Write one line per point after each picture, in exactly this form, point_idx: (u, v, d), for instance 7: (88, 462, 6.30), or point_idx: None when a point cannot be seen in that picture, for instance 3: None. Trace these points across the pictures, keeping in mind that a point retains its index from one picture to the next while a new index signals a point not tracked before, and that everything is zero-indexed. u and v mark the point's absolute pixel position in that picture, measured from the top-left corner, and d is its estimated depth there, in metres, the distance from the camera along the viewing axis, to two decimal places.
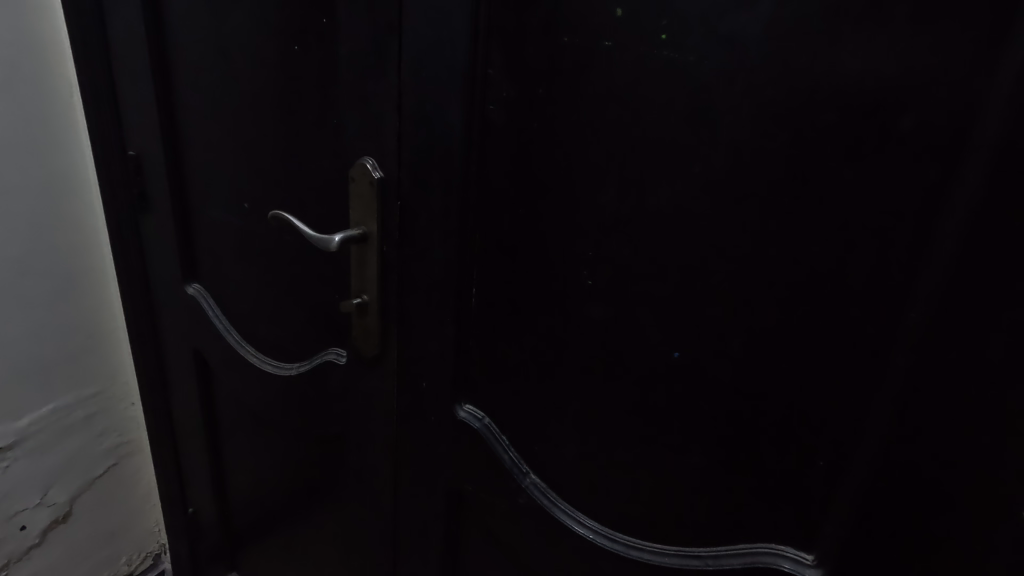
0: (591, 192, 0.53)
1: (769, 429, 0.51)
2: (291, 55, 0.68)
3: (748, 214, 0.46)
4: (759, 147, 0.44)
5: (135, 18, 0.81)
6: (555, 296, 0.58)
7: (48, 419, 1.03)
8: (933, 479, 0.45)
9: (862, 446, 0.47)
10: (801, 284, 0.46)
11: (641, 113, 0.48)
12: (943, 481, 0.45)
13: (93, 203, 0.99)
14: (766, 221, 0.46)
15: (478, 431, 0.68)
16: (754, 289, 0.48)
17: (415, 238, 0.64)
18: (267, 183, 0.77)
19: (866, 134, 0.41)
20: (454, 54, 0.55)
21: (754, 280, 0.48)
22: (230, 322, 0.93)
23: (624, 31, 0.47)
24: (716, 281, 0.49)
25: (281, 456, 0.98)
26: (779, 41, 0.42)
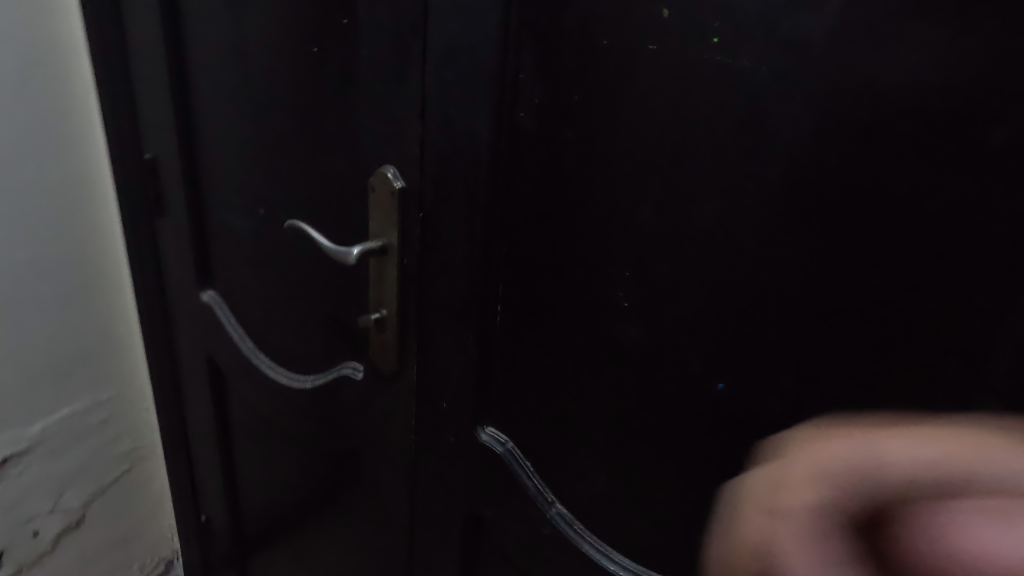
0: (630, 209, 0.49)
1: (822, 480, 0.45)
2: (311, 56, 0.65)
3: (806, 235, 0.42)
4: (822, 164, 0.40)
5: (152, 17, 0.79)
6: (588, 318, 0.54)
7: (62, 425, 1.02)
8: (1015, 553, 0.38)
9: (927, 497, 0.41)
10: (866, 314, 0.41)
11: (688, 122, 0.44)
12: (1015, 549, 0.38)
13: (109, 207, 0.97)
14: (826, 244, 0.41)
15: (501, 456, 0.64)
16: (811, 317, 0.43)
17: (438, 252, 0.61)
18: (284, 190, 0.74)
19: (951, 150, 0.36)
20: (482, 58, 0.51)
21: (810, 308, 0.43)
22: (244, 331, 0.90)
23: (671, 34, 0.43)
24: (768, 308, 0.45)
25: (295, 469, 0.95)
26: (851, 43, 0.37)
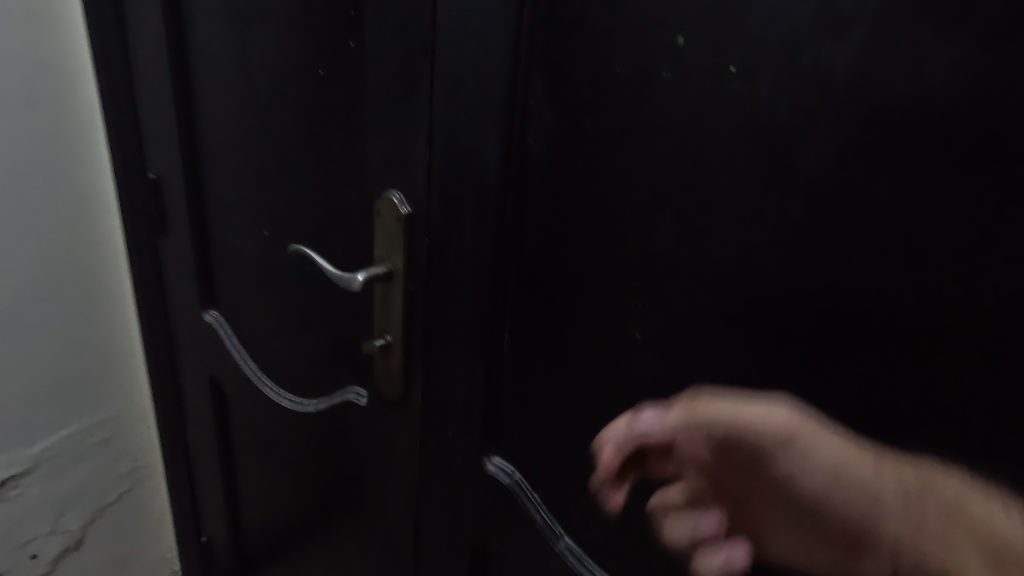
0: (643, 238, 0.48)
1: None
2: (316, 78, 0.64)
3: (827, 270, 0.40)
4: (844, 197, 0.38)
5: (158, 39, 0.79)
6: (599, 348, 0.53)
7: (62, 445, 1.00)
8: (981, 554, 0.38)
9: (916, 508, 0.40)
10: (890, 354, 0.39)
11: (703, 151, 0.43)
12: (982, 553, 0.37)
13: (112, 225, 0.96)
14: (850, 278, 0.39)
15: (508, 487, 0.63)
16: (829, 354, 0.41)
17: (444, 277, 0.59)
18: (288, 213, 0.73)
19: (984, 185, 0.34)
20: (492, 83, 0.50)
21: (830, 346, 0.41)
22: (247, 352, 0.89)
23: (686, 61, 0.42)
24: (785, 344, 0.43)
25: (296, 492, 0.93)
26: (874, 72, 0.36)
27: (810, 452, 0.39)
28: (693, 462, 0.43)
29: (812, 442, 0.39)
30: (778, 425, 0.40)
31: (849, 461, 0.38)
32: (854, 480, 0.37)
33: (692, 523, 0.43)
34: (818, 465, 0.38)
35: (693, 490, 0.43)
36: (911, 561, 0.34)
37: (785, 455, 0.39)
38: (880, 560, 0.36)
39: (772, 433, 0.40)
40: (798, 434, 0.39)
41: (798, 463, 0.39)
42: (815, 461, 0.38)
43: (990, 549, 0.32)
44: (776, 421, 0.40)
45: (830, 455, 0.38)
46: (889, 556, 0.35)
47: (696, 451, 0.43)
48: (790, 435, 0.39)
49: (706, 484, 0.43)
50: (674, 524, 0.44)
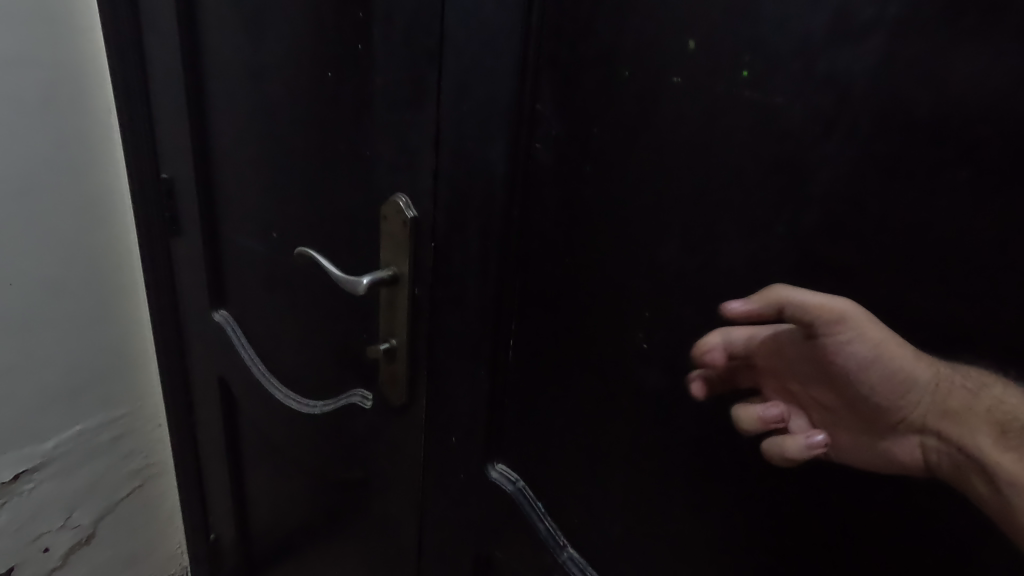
0: (651, 247, 0.46)
1: (834, 494, 0.42)
2: (325, 81, 0.64)
3: (842, 284, 0.39)
4: (858, 208, 0.37)
5: (171, 41, 0.79)
6: (605, 357, 0.52)
7: (74, 441, 1.01)
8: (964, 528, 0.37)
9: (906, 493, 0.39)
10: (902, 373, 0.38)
11: (712, 159, 0.42)
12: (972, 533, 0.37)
13: (126, 225, 0.97)
14: (867, 294, 0.38)
15: (511, 495, 0.62)
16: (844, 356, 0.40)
17: (450, 283, 0.59)
18: (296, 215, 0.73)
19: (1011, 201, 0.32)
20: (498, 87, 0.49)
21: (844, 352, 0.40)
22: (255, 352, 0.89)
23: (696, 66, 0.41)
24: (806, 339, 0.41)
25: (302, 494, 0.93)
26: (892, 79, 0.34)
27: (854, 338, 0.39)
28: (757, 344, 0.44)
29: (862, 327, 0.38)
30: (830, 313, 0.39)
31: (893, 346, 0.38)
32: (892, 363, 0.38)
33: (761, 404, 0.45)
34: (859, 347, 0.39)
35: (760, 367, 0.45)
36: (934, 434, 0.38)
37: (831, 338, 0.40)
38: (905, 438, 0.39)
39: (824, 319, 0.40)
40: (849, 320, 0.39)
41: (841, 345, 0.40)
42: (858, 344, 0.39)
43: (999, 422, 0.35)
44: (829, 308, 0.39)
45: (873, 341, 0.38)
46: (914, 431, 0.38)
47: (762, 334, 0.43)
48: (840, 322, 0.39)
49: (771, 360, 0.44)
50: (743, 406, 0.46)
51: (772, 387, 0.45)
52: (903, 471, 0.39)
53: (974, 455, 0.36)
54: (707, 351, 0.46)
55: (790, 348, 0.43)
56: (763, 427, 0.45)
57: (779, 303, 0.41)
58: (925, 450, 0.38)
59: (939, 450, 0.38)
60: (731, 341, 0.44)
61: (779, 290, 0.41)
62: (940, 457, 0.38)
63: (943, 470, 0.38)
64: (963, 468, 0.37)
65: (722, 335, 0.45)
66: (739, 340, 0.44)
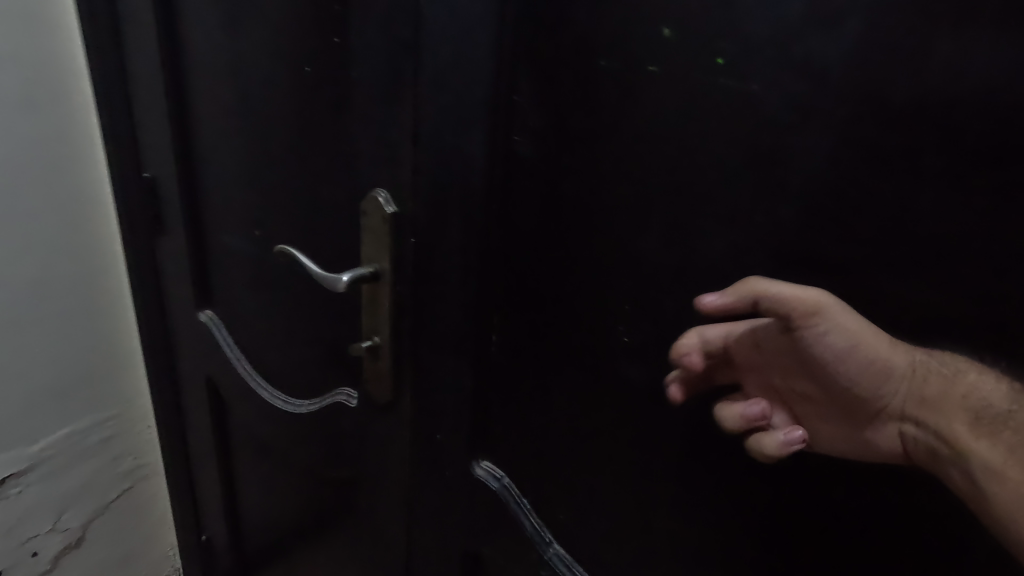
0: (631, 240, 0.46)
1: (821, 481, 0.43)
2: (303, 75, 0.63)
3: (820, 275, 0.38)
4: (836, 197, 0.36)
5: (150, 38, 0.78)
6: (588, 352, 0.51)
7: (62, 444, 1.00)
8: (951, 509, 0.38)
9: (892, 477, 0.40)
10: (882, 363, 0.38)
11: (690, 150, 0.41)
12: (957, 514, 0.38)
13: (109, 224, 0.96)
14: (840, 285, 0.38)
15: (496, 492, 0.62)
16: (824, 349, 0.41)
17: (431, 280, 0.58)
18: (277, 213, 0.72)
19: (991, 185, 0.32)
20: (475, 79, 0.49)
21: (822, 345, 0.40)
22: (241, 352, 0.88)
23: (672, 54, 0.40)
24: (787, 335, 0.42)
25: (291, 494, 0.92)
26: (867, 66, 0.34)
27: (830, 331, 0.39)
28: (737, 339, 0.44)
29: (838, 319, 0.38)
30: (806, 304, 0.39)
31: (871, 337, 0.38)
32: (871, 353, 0.38)
33: (743, 402, 0.44)
34: (835, 340, 0.39)
35: (740, 363, 0.45)
36: (912, 421, 0.39)
37: (806, 329, 0.39)
38: (884, 426, 0.39)
39: (798, 312, 0.39)
40: (826, 311, 0.38)
41: (817, 337, 0.39)
42: (834, 336, 0.39)
43: (974, 410, 0.36)
44: (806, 300, 0.39)
45: (851, 333, 0.38)
46: (893, 420, 0.39)
47: (741, 328, 0.44)
48: (815, 314, 0.39)
49: (749, 355, 0.45)
50: (724, 403, 0.45)
51: (754, 382, 0.46)
52: (881, 459, 0.40)
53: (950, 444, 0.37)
54: (683, 354, 0.44)
55: (768, 341, 0.44)
56: (746, 425, 0.44)
57: (754, 296, 0.40)
58: (903, 438, 0.39)
59: (916, 437, 0.38)
60: (711, 338, 0.44)
61: (757, 282, 0.40)
62: (917, 446, 0.38)
63: (923, 459, 0.38)
64: (938, 456, 0.37)
65: (700, 334, 0.44)
66: (719, 335, 0.44)
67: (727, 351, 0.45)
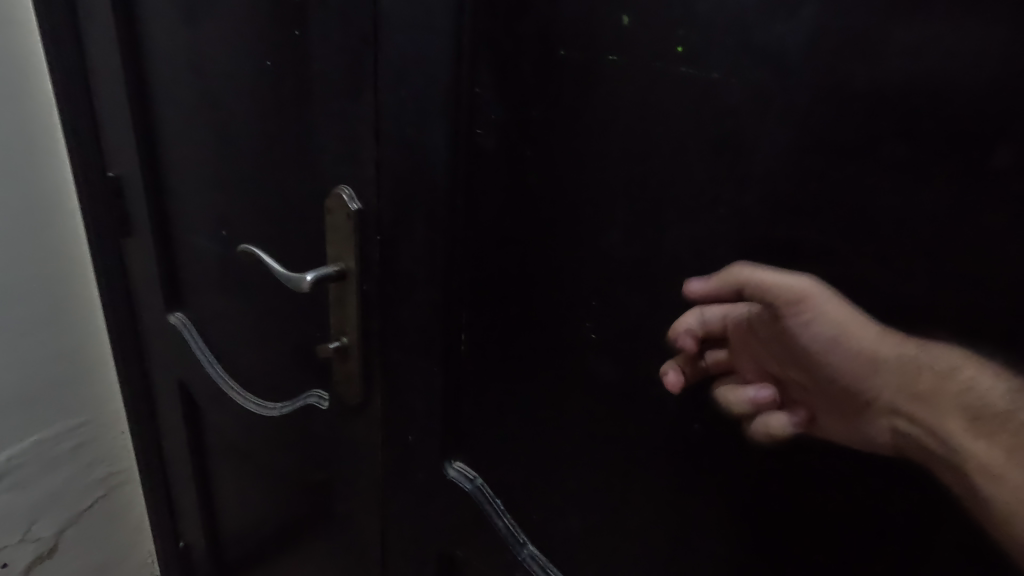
0: (595, 233, 0.45)
1: (803, 480, 0.41)
2: (264, 69, 0.61)
3: (782, 266, 0.38)
4: (796, 188, 0.36)
5: (109, 33, 0.76)
6: (556, 349, 0.50)
7: (31, 452, 0.97)
8: (939, 508, 0.36)
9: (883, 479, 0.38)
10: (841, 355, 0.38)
11: (652, 140, 0.40)
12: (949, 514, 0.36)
13: (75, 225, 0.92)
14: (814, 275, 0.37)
15: (469, 493, 0.60)
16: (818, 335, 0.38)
17: (398, 277, 0.57)
18: (243, 212, 0.70)
19: (950, 171, 0.31)
20: (435, 70, 0.47)
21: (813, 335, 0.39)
22: (213, 354, 0.86)
23: (632, 42, 0.39)
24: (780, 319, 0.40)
25: (267, 499, 0.91)
26: (825, 52, 0.33)
27: (817, 319, 0.38)
28: (732, 324, 0.42)
29: (824, 308, 0.37)
30: (791, 292, 0.38)
31: (857, 326, 0.36)
32: (860, 344, 0.37)
33: (750, 386, 0.42)
34: (823, 329, 0.38)
35: (736, 348, 0.42)
36: (904, 417, 0.36)
37: (793, 318, 0.39)
38: (875, 422, 0.37)
39: (783, 299, 0.39)
40: (811, 300, 0.37)
41: (804, 326, 0.39)
42: (817, 324, 0.38)
43: (971, 408, 0.34)
44: (792, 288, 0.38)
45: (838, 322, 0.37)
46: (885, 414, 0.37)
47: (739, 310, 0.41)
48: (801, 302, 0.38)
49: (745, 340, 0.42)
50: (731, 386, 0.43)
51: (750, 369, 0.42)
52: (868, 454, 0.38)
53: (944, 442, 0.35)
54: (680, 334, 0.43)
55: (762, 326, 0.41)
56: (754, 408, 0.42)
57: (738, 283, 0.40)
58: (894, 434, 0.37)
59: (906, 434, 0.36)
60: (711, 319, 0.42)
61: (740, 268, 0.39)
62: (907, 443, 0.36)
63: (915, 456, 0.36)
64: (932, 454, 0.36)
65: (700, 314, 0.42)
66: (717, 317, 0.42)
67: (725, 334, 0.42)
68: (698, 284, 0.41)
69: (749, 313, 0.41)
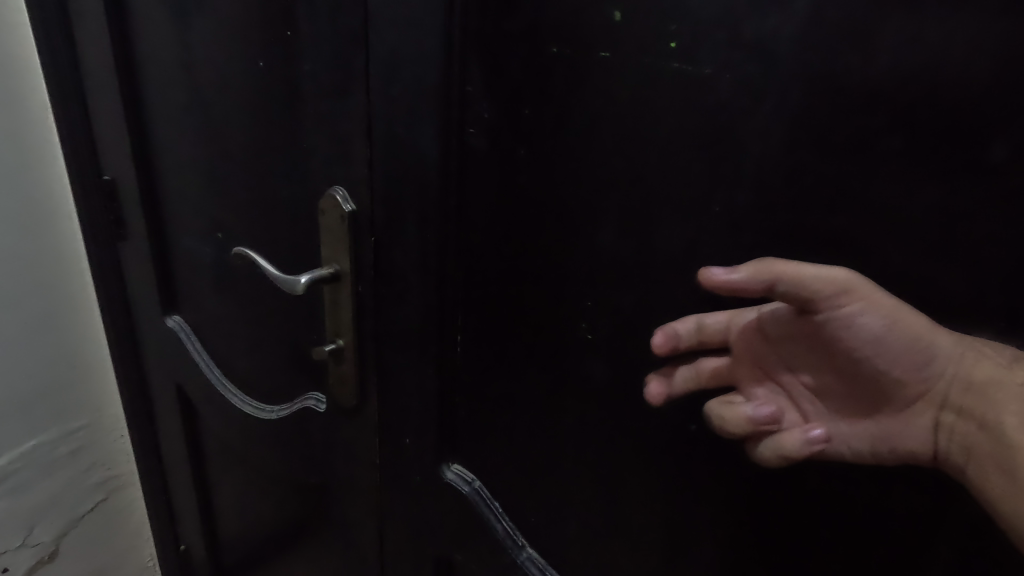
0: (589, 233, 0.44)
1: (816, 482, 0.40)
2: (256, 69, 0.60)
3: (809, 257, 0.36)
4: (790, 185, 0.35)
5: (101, 33, 0.75)
6: (553, 350, 0.50)
7: (29, 457, 0.96)
8: (956, 511, 0.36)
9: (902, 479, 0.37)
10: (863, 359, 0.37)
11: (644, 139, 0.40)
12: (969, 517, 0.35)
13: (71, 229, 0.92)
14: (848, 267, 0.35)
15: (466, 496, 0.60)
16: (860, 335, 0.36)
17: (392, 278, 0.56)
18: (237, 215, 0.70)
19: (948, 167, 0.31)
20: (426, 67, 0.47)
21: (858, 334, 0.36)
22: (210, 357, 0.86)
23: (624, 38, 0.39)
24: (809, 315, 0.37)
25: (265, 503, 0.90)
26: (819, 46, 0.33)
27: (865, 310, 0.35)
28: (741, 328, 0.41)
29: (870, 298, 0.34)
30: (831, 285, 0.35)
31: (903, 316, 0.34)
32: (912, 331, 0.34)
33: (746, 404, 0.41)
34: (871, 320, 0.35)
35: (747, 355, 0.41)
36: (952, 409, 0.35)
37: (835, 311, 0.36)
38: (918, 417, 0.36)
39: (824, 294, 0.36)
40: (856, 290, 0.35)
41: (849, 319, 0.36)
42: (868, 317, 0.35)
43: None
44: (833, 280, 0.35)
45: (886, 312, 0.34)
46: (931, 408, 0.36)
47: (744, 316, 0.41)
48: (845, 293, 0.35)
49: (753, 346, 0.41)
50: (725, 406, 0.41)
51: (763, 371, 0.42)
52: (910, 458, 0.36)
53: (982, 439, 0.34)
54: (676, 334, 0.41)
55: (775, 328, 0.40)
56: (751, 429, 0.40)
57: (771, 278, 0.36)
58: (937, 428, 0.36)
59: (955, 428, 0.35)
60: (710, 325, 0.41)
61: (772, 262, 0.36)
62: (953, 440, 0.35)
63: (962, 460, 0.34)
64: (982, 453, 0.34)
65: (697, 320, 0.41)
66: (719, 324, 0.41)
67: (726, 344, 0.42)
68: (718, 272, 0.38)
69: (758, 315, 0.40)
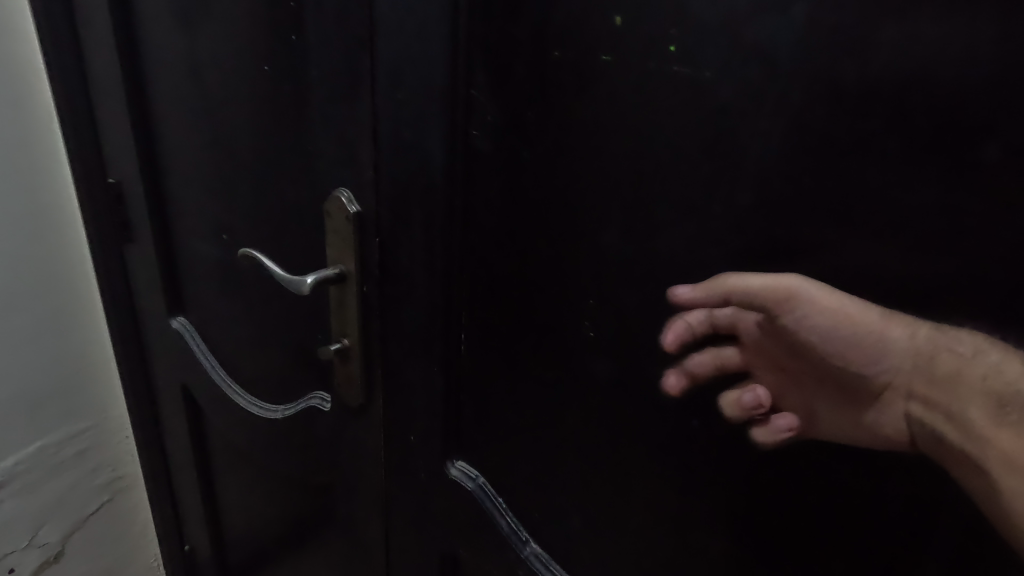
0: (592, 232, 0.45)
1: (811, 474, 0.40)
2: (262, 72, 0.61)
3: (762, 269, 0.39)
4: (788, 186, 0.36)
5: (107, 38, 0.76)
6: (557, 348, 0.51)
7: (35, 458, 0.97)
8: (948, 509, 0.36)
9: (896, 477, 0.37)
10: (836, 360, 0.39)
11: (645, 141, 0.41)
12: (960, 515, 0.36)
13: (77, 232, 0.93)
14: (843, 265, 0.36)
15: (471, 492, 0.61)
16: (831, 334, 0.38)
17: (398, 278, 0.57)
18: (242, 217, 0.71)
19: (942, 167, 0.31)
20: (431, 70, 0.48)
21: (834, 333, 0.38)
22: (216, 357, 0.87)
23: (624, 42, 0.40)
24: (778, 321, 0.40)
25: (271, 501, 0.91)
26: (816, 51, 0.33)
27: (814, 313, 0.38)
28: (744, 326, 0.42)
29: (816, 301, 0.38)
30: (780, 292, 0.39)
31: (855, 312, 0.36)
32: (861, 327, 0.37)
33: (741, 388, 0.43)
34: (820, 320, 0.38)
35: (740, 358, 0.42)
36: (920, 400, 0.36)
37: (788, 317, 0.39)
38: (890, 408, 0.37)
39: (775, 300, 0.39)
40: (800, 296, 0.38)
41: (802, 323, 0.39)
42: (814, 317, 0.38)
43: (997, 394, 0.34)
44: (780, 288, 0.39)
45: (831, 311, 0.37)
46: (899, 399, 0.37)
47: (749, 316, 0.41)
48: (792, 299, 0.39)
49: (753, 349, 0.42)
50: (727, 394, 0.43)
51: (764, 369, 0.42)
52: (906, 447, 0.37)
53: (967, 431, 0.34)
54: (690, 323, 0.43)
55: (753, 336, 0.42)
56: (744, 415, 0.43)
57: (724, 292, 0.41)
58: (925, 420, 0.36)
59: (939, 419, 0.35)
60: (720, 317, 0.42)
61: (727, 278, 0.40)
62: (938, 428, 0.36)
63: (941, 450, 0.36)
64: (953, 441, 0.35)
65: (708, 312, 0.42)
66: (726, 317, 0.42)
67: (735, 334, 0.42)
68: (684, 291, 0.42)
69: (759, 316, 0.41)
